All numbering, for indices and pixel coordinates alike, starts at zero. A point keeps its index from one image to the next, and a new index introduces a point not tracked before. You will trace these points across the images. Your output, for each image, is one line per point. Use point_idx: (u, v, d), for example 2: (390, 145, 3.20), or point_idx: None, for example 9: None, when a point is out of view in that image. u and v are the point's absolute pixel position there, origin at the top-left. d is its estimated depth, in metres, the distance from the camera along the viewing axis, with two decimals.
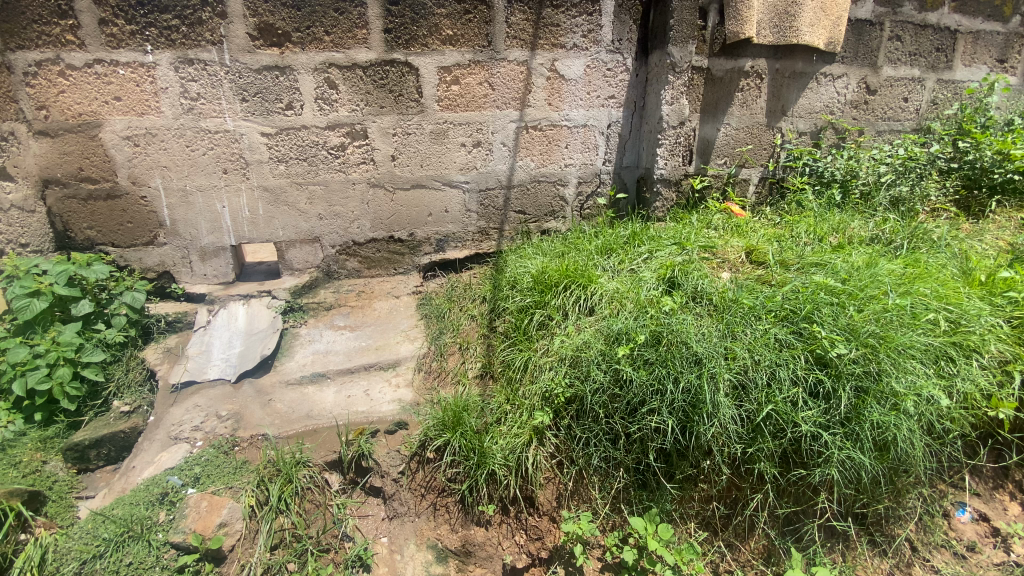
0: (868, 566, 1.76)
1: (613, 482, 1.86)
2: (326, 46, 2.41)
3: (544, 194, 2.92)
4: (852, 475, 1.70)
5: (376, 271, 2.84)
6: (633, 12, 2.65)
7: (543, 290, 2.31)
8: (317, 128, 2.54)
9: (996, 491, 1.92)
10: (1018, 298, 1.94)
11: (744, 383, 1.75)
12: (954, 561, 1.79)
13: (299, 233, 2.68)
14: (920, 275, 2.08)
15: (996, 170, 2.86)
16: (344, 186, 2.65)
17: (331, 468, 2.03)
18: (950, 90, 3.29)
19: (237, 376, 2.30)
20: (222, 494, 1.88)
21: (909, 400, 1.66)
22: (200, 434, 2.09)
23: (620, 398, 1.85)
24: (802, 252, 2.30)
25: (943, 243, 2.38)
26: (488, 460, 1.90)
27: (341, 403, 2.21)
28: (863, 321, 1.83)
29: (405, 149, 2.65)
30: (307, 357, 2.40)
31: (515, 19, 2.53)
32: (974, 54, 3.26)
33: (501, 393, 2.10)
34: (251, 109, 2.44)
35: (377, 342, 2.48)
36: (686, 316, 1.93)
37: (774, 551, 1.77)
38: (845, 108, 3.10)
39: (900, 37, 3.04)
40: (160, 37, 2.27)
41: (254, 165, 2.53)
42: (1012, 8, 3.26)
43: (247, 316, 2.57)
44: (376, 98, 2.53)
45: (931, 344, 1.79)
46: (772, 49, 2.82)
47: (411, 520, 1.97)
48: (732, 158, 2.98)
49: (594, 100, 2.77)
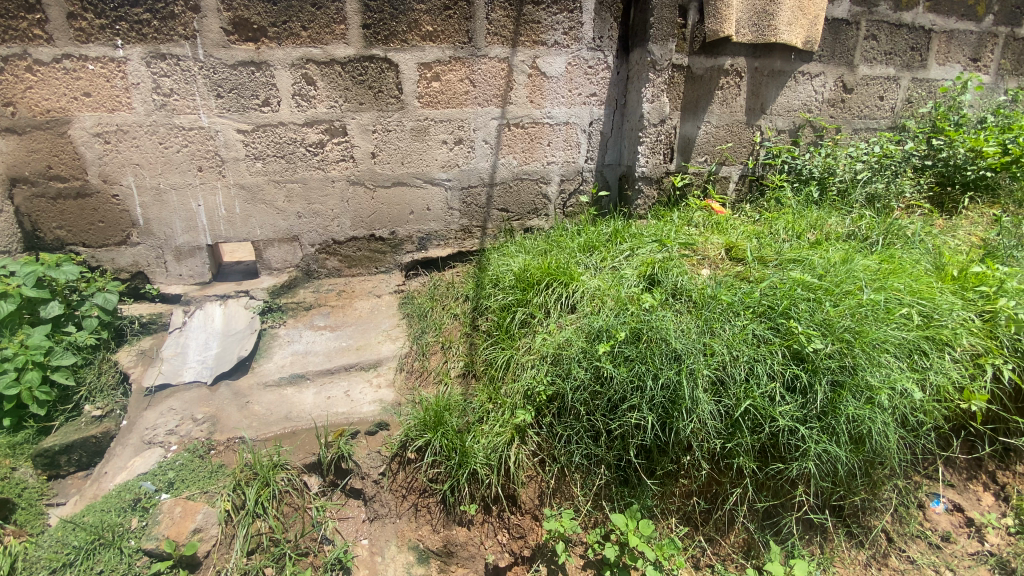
0: (846, 557, 1.79)
1: (594, 479, 1.86)
2: (303, 42, 2.37)
3: (526, 192, 2.90)
4: (828, 468, 1.72)
5: (357, 271, 2.81)
6: (613, 9, 2.65)
7: (525, 288, 2.31)
8: (295, 125, 2.49)
9: (970, 482, 1.96)
10: (989, 293, 1.97)
11: (723, 379, 1.76)
12: (929, 551, 1.82)
13: (277, 232, 2.64)
14: (894, 270, 2.11)
15: (969, 167, 2.91)
16: (323, 184, 2.61)
17: (310, 471, 1.99)
18: (925, 89, 3.36)
19: (213, 378, 2.25)
20: (197, 499, 1.84)
21: (884, 394, 1.68)
22: (174, 437, 2.04)
23: (601, 395, 1.85)
24: (780, 249, 2.33)
25: (917, 238, 2.43)
26: (469, 459, 1.88)
27: (321, 404, 2.17)
28: (839, 316, 1.85)
29: (386, 146, 2.62)
30: (286, 358, 2.36)
31: (496, 15, 2.51)
32: (947, 53, 3.33)
33: (483, 392, 2.08)
34: (226, 106, 2.39)
35: (357, 342, 2.44)
36: (666, 313, 1.94)
37: (754, 544, 1.79)
38: (822, 106, 3.15)
39: (876, 36, 3.09)
40: (131, 31, 2.21)
41: (230, 162, 2.48)
42: (984, 8, 3.33)
43: (224, 317, 2.51)
44: (355, 94, 2.50)
45: (905, 338, 1.82)
46: (751, 47, 2.84)
47: (392, 521, 1.94)
48: (712, 156, 3.01)
49: (576, 97, 2.77)
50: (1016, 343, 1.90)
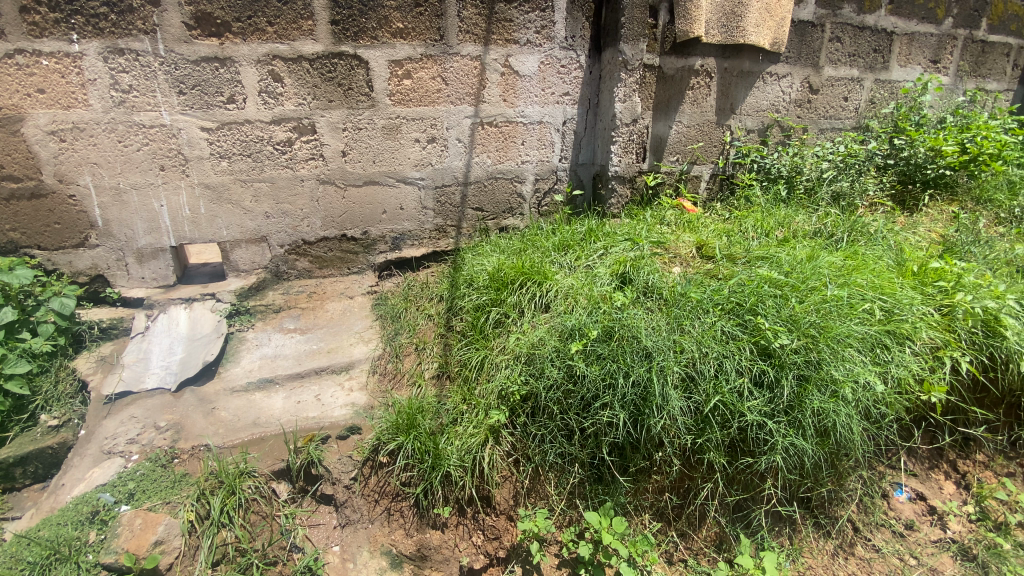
0: (814, 548, 1.83)
1: (568, 478, 1.86)
2: (269, 37, 2.31)
3: (501, 191, 2.88)
4: (795, 461, 1.75)
5: (329, 271, 2.75)
6: (585, 8, 2.66)
7: (498, 287, 2.29)
8: (261, 123, 2.43)
9: (932, 471, 2.02)
10: (947, 287, 2.04)
11: (693, 375, 1.78)
12: (894, 539, 1.87)
13: (244, 232, 2.56)
14: (858, 266, 2.17)
15: (929, 166, 3.01)
16: (291, 183, 2.55)
17: (279, 477, 1.94)
18: (887, 90, 3.46)
19: (177, 384, 2.17)
20: (158, 510, 1.78)
21: (847, 387, 1.72)
22: (135, 447, 1.96)
23: (574, 394, 1.85)
24: (749, 246, 2.36)
25: (880, 235, 2.49)
26: (443, 461, 1.86)
27: (290, 409, 2.12)
28: (804, 312, 1.89)
29: (356, 144, 2.57)
30: (254, 362, 2.30)
31: (468, 12, 2.49)
32: (909, 55, 3.44)
33: (457, 393, 2.06)
34: (189, 103, 2.32)
35: (329, 344, 2.39)
36: (637, 311, 1.95)
37: (725, 537, 1.81)
38: (790, 106, 3.21)
39: (840, 38, 3.17)
40: (87, 26, 2.13)
41: (194, 161, 2.40)
42: (943, 11, 3.44)
43: (189, 321, 2.43)
44: (324, 91, 2.45)
45: (867, 332, 1.86)
46: (720, 48, 2.88)
47: (364, 527, 1.90)
48: (683, 155, 3.04)
49: (549, 96, 2.77)
50: (973, 336, 1.96)
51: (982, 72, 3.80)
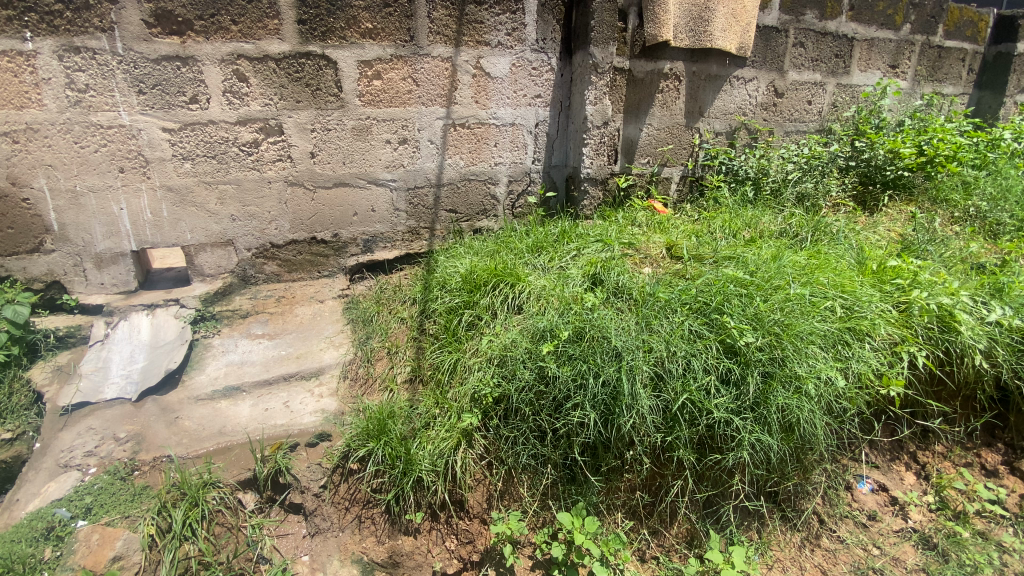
0: (782, 541, 1.87)
1: (541, 479, 1.86)
2: (233, 36, 2.26)
3: (474, 193, 2.86)
4: (762, 457, 1.79)
5: (298, 275, 2.68)
6: (555, 11, 2.68)
7: (471, 289, 2.28)
8: (226, 123, 2.37)
9: (894, 462, 2.09)
10: (904, 285, 2.12)
11: (661, 374, 1.80)
12: (857, 530, 1.93)
13: (209, 236, 2.49)
14: (820, 265, 2.23)
15: (888, 167, 3.12)
16: (258, 185, 2.49)
17: (245, 487, 1.89)
18: (849, 94, 3.58)
19: (138, 394, 2.10)
20: (117, 524, 1.73)
21: (810, 382, 1.77)
22: (93, 460, 1.89)
23: (546, 395, 1.85)
24: (717, 246, 2.41)
25: (842, 234, 2.57)
26: (414, 466, 1.84)
27: (258, 417, 2.06)
28: (769, 310, 1.93)
29: (325, 145, 2.53)
30: (219, 370, 2.23)
31: (438, 14, 2.48)
32: (869, 60, 3.56)
33: (429, 397, 2.04)
34: (149, 103, 2.25)
35: (298, 350, 2.34)
36: (607, 312, 1.97)
37: (696, 533, 1.84)
38: (756, 109, 3.28)
39: (804, 43, 3.27)
40: (41, 23, 2.05)
41: (155, 163, 2.33)
42: (901, 17, 3.57)
43: (152, 328, 2.35)
44: (292, 92, 2.40)
45: (829, 330, 1.91)
46: (688, 52, 2.94)
47: (334, 535, 1.87)
48: (654, 157, 3.08)
49: (521, 99, 2.77)
50: (929, 331, 2.03)
51: (939, 77, 3.95)
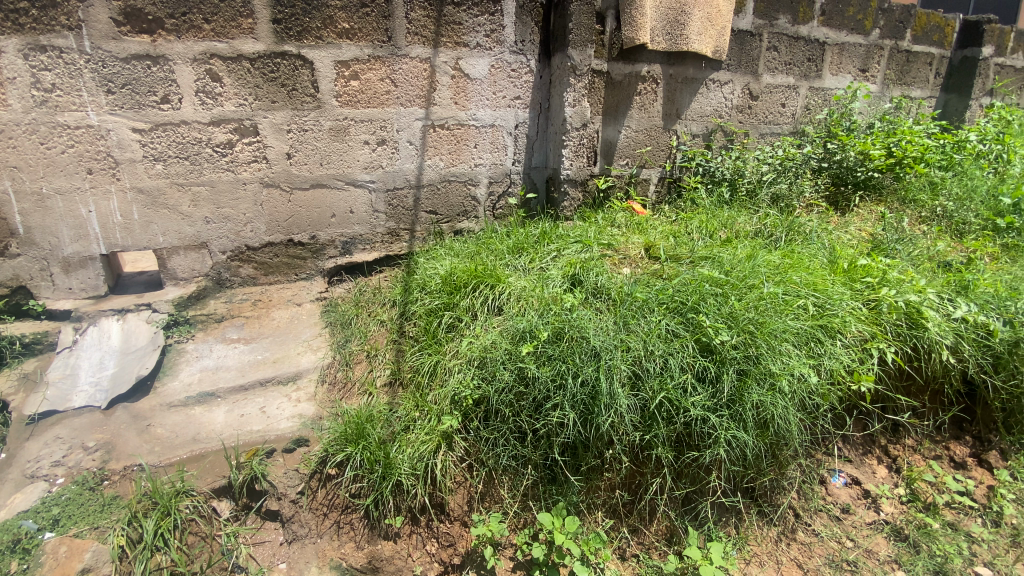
0: (758, 535, 1.90)
1: (522, 480, 1.86)
2: (206, 35, 2.22)
3: (455, 194, 2.85)
4: (738, 453, 1.82)
5: (274, 279, 2.64)
6: (534, 13, 2.69)
7: (451, 291, 2.27)
8: (199, 124, 2.32)
9: (866, 456, 2.14)
10: (873, 283, 2.17)
11: (639, 373, 1.82)
12: (831, 523, 1.97)
13: (183, 239, 2.44)
14: (793, 264, 2.28)
15: (859, 169, 3.20)
16: (233, 187, 2.45)
17: (220, 495, 1.85)
18: (821, 97, 3.66)
19: (109, 401, 2.04)
20: (86, 535, 1.68)
21: (783, 379, 1.80)
22: (61, 469, 1.83)
23: (526, 395, 1.86)
24: (694, 247, 2.45)
25: (815, 234, 2.63)
26: (393, 470, 1.82)
27: (233, 423, 2.02)
28: (743, 309, 1.96)
29: (302, 146, 2.49)
30: (193, 376, 2.17)
31: (416, 14, 2.47)
32: (840, 64, 3.64)
33: (409, 400, 2.02)
34: (119, 102, 2.19)
35: (274, 354, 2.29)
36: (586, 312, 1.99)
37: (676, 530, 1.86)
38: (732, 111, 3.34)
39: (777, 47, 3.34)
40: (5, 21, 1.99)
41: (125, 164, 2.27)
42: (870, 22, 3.67)
43: (123, 333, 2.28)
44: (267, 92, 2.37)
45: (801, 328, 1.95)
46: (665, 55, 2.98)
47: (312, 542, 1.84)
48: (633, 159, 3.11)
49: (500, 100, 2.77)
50: (898, 328, 2.08)
51: (907, 80, 4.07)
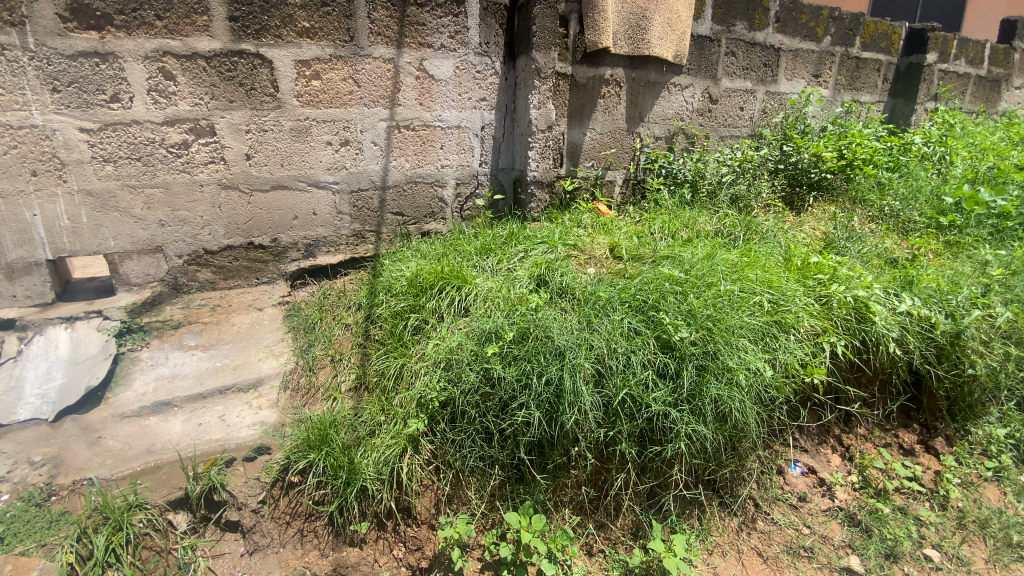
0: (720, 526, 1.96)
1: (489, 480, 1.86)
2: (158, 32, 2.15)
3: (421, 195, 2.83)
4: (698, 447, 1.86)
5: (234, 283, 2.56)
6: (498, 16, 2.71)
7: (417, 293, 2.26)
8: (152, 123, 2.24)
9: (821, 446, 2.23)
10: (824, 279, 2.27)
11: (603, 371, 1.86)
12: (789, 512, 2.04)
13: (135, 243, 2.34)
14: (750, 263, 2.36)
15: (813, 170, 3.34)
16: (189, 189, 2.37)
17: (176, 507, 1.79)
18: (777, 101, 3.80)
19: (56, 414, 1.95)
20: (33, 553, 1.60)
21: (740, 373, 1.86)
22: (5, 486, 1.74)
23: (492, 396, 1.86)
24: (656, 246, 2.51)
25: (770, 234, 2.73)
26: (358, 475, 1.80)
27: (190, 433, 1.95)
28: (702, 306, 2.02)
29: (261, 147, 2.43)
30: (148, 385, 2.09)
31: (378, 15, 2.45)
32: (794, 69, 3.79)
33: (374, 404, 2.00)
34: (65, 101, 2.10)
35: (235, 360, 2.23)
36: (550, 312, 2.01)
37: (641, 524, 1.89)
38: (693, 115, 3.43)
39: (735, 53, 3.45)
40: None
41: (73, 165, 2.17)
42: (822, 30, 3.83)
43: (71, 342, 2.17)
44: (224, 91, 2.31)
45: (757, 324, 2.02)
46: (628, 59, 3.04)
47: (274, 552, 1.79)
48: (598, 161, 3.15)
49: (465, 101, 2.77)
50: (848, 322, 2.18)
51: (857, 86, 4.26)
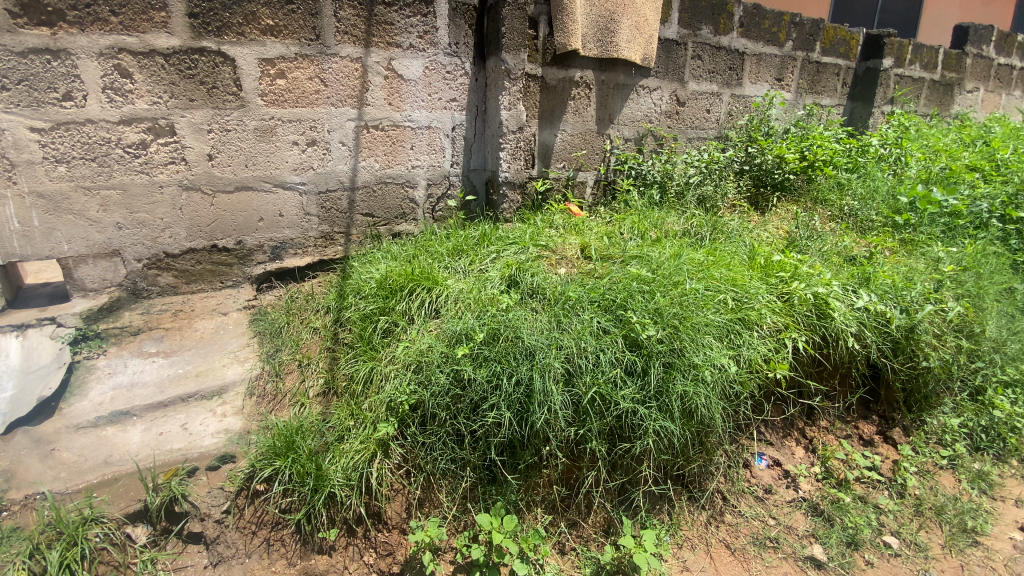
0: (689, 520, 2.00)
1: (460, 482, 1.86)
2: (114, 28, 2.07)
3: (392, 196, 2.80)
4: (665, 443, 1.90)
5: (197, 287, 2.48)
6: (467, 16, 2.71)
7: (387, 295, 2.24)
8: (108, 123, 2.16)
9: (785, 439, 2.30)
10: (786, 277, 2.34)
11: (573, 370, 1.87)
12: (755, 504, 2.09)
13: (91, 247, 2.25)
14: (715, 261, 2.42)
15: (776, 171, 3.44)
16: (148, 190, 2.29)
17: (135, 520, 1.73)
18: (742, 103, 3.89)
19: (6, 426, 1.85)
20: None
21: (705, 370, 1.90)
22: None
23: (462, 397, 1.86)
24: (625, 246, 2.55)
25: (735, 233, 2.80)
26: (326, 481, 1.78)
27: (150, 443, 1.89)
28: (668, 304, 2.06)
29: (224, 147, 2.37)
30: (105, 395, 2.01)
31: (345, 13, 2.42)
32: (758, 73, 3.89)
33: (343, 409, 1.97)
34: (14, 99, 2.01)
35: (198, 367, 2.17)
36: (520, 312, 2.02)
37: (612, 521, 1.91)
38: (661, 116, 3.49)
39: (701, 56, 3.53)
40: None
41: (23, 166, 2.08)
42: (784, 35, 3.95)
43: (22, 352, 2.05)
44: (184, 90, 2.24)
45: (721, 321, 2.07)
46: (597, 61, 3.08)
47: (239, 563, 1.74)
48: (569, 162, 3.18)
49: (435, 101, 2.76)
50: (809, 318, 2.25)
51: (818, 89, 4.40)
